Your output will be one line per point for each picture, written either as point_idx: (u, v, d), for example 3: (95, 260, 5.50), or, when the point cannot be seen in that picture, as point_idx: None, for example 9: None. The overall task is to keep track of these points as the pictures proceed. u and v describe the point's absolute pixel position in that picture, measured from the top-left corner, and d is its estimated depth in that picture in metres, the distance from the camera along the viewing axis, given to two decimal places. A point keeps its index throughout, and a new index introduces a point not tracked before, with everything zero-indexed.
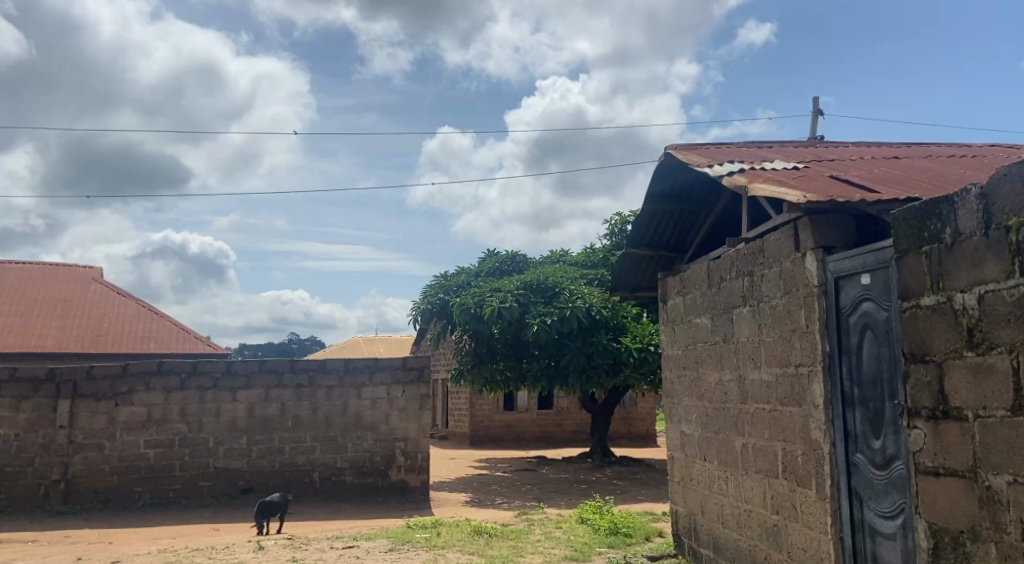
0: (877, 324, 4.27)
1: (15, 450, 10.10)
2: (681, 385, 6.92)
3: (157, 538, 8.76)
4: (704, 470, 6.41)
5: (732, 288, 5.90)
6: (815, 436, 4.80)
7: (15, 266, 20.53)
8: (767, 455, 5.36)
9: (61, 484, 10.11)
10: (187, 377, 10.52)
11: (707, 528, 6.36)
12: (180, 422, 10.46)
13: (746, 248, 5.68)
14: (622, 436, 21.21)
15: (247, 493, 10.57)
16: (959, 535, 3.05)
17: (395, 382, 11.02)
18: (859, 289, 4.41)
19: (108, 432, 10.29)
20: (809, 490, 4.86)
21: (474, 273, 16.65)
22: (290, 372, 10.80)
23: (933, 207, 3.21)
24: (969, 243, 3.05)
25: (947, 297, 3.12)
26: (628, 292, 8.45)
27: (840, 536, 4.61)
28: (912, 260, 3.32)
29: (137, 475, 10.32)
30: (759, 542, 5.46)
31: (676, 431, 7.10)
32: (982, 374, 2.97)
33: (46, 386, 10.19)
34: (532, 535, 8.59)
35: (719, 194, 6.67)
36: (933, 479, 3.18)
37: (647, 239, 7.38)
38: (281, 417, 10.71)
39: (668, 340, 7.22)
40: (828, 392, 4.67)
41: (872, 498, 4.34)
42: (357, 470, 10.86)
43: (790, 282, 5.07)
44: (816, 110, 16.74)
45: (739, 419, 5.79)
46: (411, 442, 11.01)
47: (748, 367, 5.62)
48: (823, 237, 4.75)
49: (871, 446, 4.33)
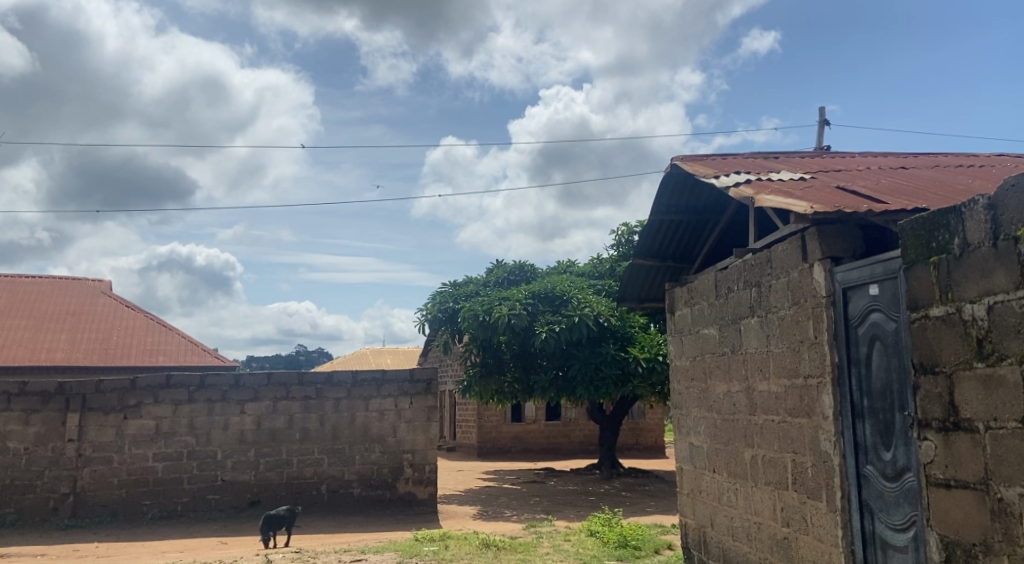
0: (886, 335, 4.25)
1: (24, 464, 10.11)
2: (690, 396, 6.90)
3: (166, 552, 8.76)
4: (714, 482, 6.37)
5: (739, 299, 5.90)
6: (825, 448, 4.78)
7: (26, 281, 20.68)
8: (777, 467, 5.33)
9: (70, 498, 10.13)
10: (195, 390, 10.54)
11: (718, 541, 6.31)
12: (188, 435, 10.48)
13: (753, 259, 5.68)
14: (629, 448, 21.18)
15: (254, 506, 10.57)
16: (971, 547, 3.03)
17: (403, 393, 11.03)
18: (867, 300, 4.41)
19: (116, 445, 10.30)
20: (819, 503, 4.83)
21: (483, 283, 16.68)
22: (297, 384, 10.82)
23: (940, 218, 3.21)
24: (975, 255, 3.05)
25: (956, 307, 3.11)
26: (635, 302, 8.43)
27: (851, 549, 4.57)
28: (920, 271, 3.32)
29: (145, 488, 10.34)
30: (769, 555, 5.43)
31: (684, 443, 7.08)
32: (993, 385, 2.95)
33: (55, 399, 10.21)
34: (540, 547, 8.57)
35: (726, 204, 6.65)
36: (945, 491, 3.16)
37: (654, 250, 7.37)
38: (288, 430, 10.72)
39: (676, 351, 7.20)
40: (838, 403, 4.65)
41: (882, 510, 4.31)
42: (365, 483, 10.85)
43: (797, 293, 5.07)
44: (822, 120, 16.80)
45: (747, 430, 5.77)
46: (419, 454, 11.00)
47: (758, 379, 5.59)
48: (831, 247, 4.74)
49: (882, 458, 4.30)
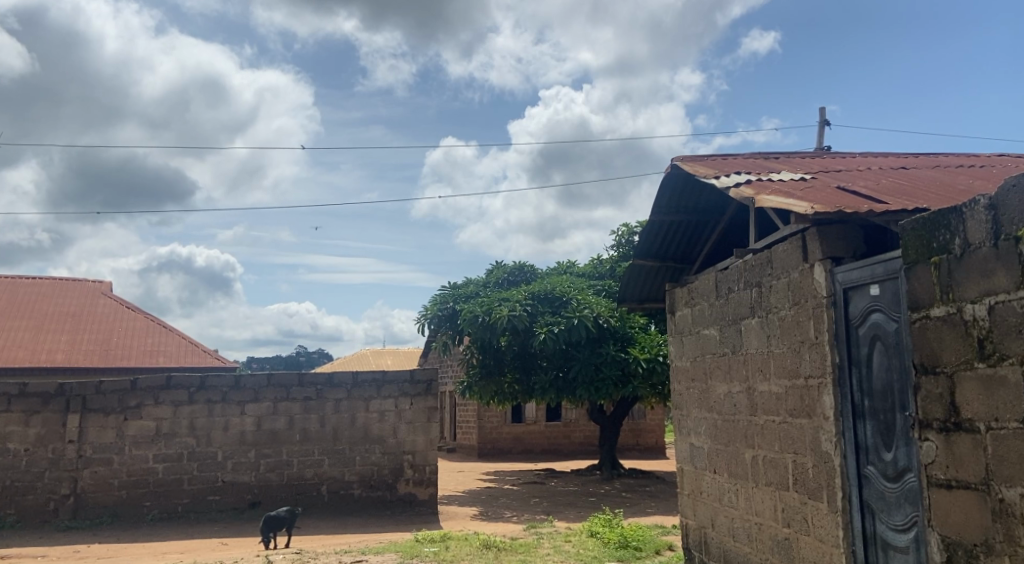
0: (887, 335, 4.25)
1: (24, 466, 10.10)
2: (690, 397, 6.89)
3: (167, 553, 8.76)
4: (715, 483, 6.36)
5: (740, 299, 5.89)
6: (826, 448, 4.77)
7: (27, 282, 20.67)
8: (778, 467, 5.32)
9: (70, 499, 10.12)
10: (195, 391, 10.54)
11: (718, 542, 6.31)
12: (188, 436, 10.47)
13: (754, 259, 5.67)
14: (629, 448, 21.18)
15: (254, 507, 10.56)
16: (973, 548, 3.02)
17: (403, 394, 11.03)
18: (868, 300, 4.40)
19: (117, 446, 10.30)
20: (820, 503, 4.83)
21: (483, 284, 16.67)
22: (297, 385, 10.82)
23: (941, 218, 3.21)
24: (977, 255, 3.04)
25: (957, 308, 3.11)
26: (636, 303, 8.43)
27: (852, 550, 4.57)
28: (921, 271, 3.32)
29: (146, 490, 10.34)
30: (770, 555, 5.43)
31: (685, 443, 7.08)
32: (994, 385, 2.94)
33: (56, 400, 10.21)
34: (541, 548, 8.57)
35: (727, 205, 6.64)
36: (946, 492, 3.16)
37: (654, 250, 7.37)
38: (289, 431, 10.71)
39: (677, 351, 7.19)
40: (839, 404, 4.65)
41: (883, 511, 4.30)
42: (366, 484, 10.84)
43: (798, 293, 5.07)
44: (823, 121, 16.81)
45: (748, 430, 5.76)
46: (420, 455, 10.99)
47: (758, 379, 5.59)
48: (832, 247, 4.74)
49: (883, 459, 4.30)
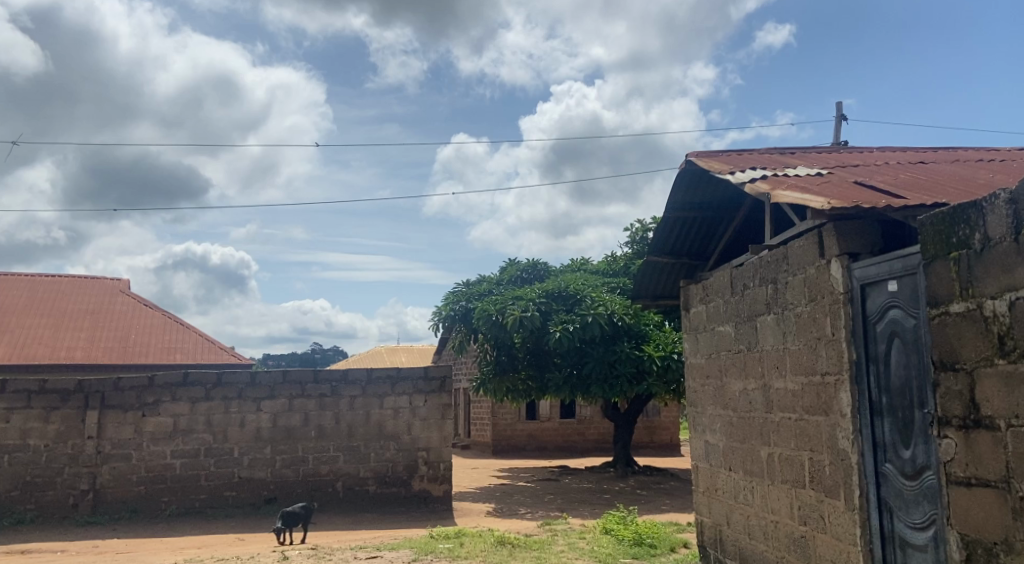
0: (905, 332, 4.21)
1: (44, 461, 10.18)
2: (705, 394, 6.87)
3: (184, 548, 8.81)
4: (730, 480, 6.34)
5: (755, 296, 5.85)
6: (843, 445, 4.74)
7: (47, 279, 20.91)
8: (794, 465, 5.29)
9: (89, 495, 10.21)
10: (212, 387, 10.60)
11: (733, 539, 6.29)
12: (205, 432, 10.54)
13: (770, 255, 5.62)
14: (644, 446, 21.14)
15: (271, 503, 10.63)
16: (993, 546, 2.99)
17: (417, 391, 11.04)
18: (886, 296, 4.35)
19: (135, 442, 10.38)
20: (837, 501, 4.79)
21: (496, 281, 16.65)
22: (313, 382, 10.86)
23: (961, 212, 3.16)
24: (997, 249, 3.00)
25: (977, 303, 3.07)
26: (650, 300, 8.39)
27: (870, 548, 4.53)
28: (939, 266, 3.28)
29: (163, 485, 10.41)
30: (786, 553, 5.40)
31: (700, 440, 7.06)
32: (1016, 382, 2.90)
33: (75, 397, 10.29)
34: (555, 545, 8.55)
35: (742, 202, 6.60)
36: (966, 490, 3.12)
37: (669, 246, 7.33)
38: (304, 427, 10.76)
39: (691, 348, 7.17)
40: (856, 401, 4.62)
41: (902, 509, 4.26)
42: (380, 479, 10.88)
43: (815, 290, 5.02)
44: (840, 115, 16.71)
45: (764, 428, 5.72)
46: (434, 451, 11.02)
47: (774, 376, 5.55)
48: (847, 244, 4.71)
49: (901, 456, 4.26)
